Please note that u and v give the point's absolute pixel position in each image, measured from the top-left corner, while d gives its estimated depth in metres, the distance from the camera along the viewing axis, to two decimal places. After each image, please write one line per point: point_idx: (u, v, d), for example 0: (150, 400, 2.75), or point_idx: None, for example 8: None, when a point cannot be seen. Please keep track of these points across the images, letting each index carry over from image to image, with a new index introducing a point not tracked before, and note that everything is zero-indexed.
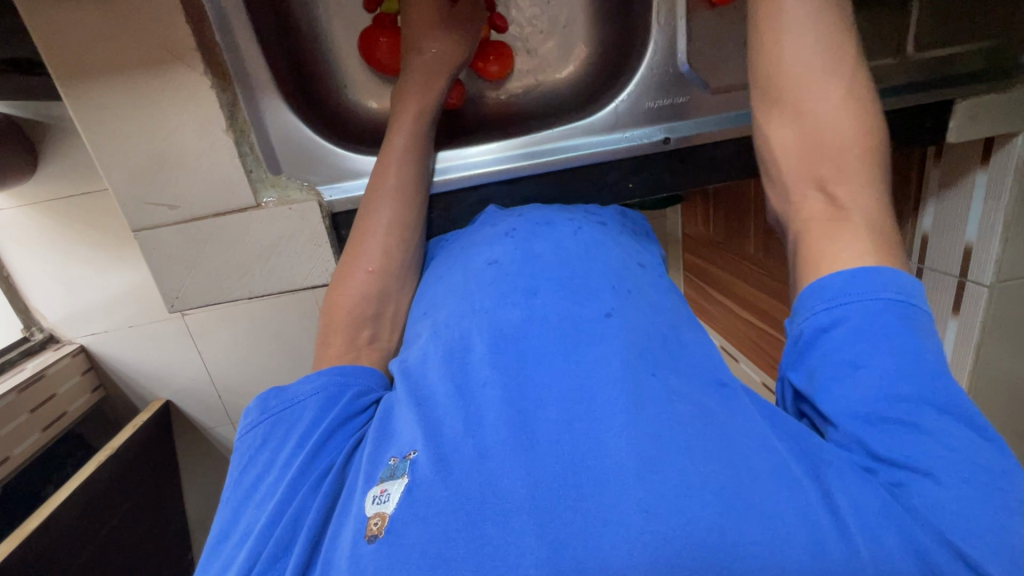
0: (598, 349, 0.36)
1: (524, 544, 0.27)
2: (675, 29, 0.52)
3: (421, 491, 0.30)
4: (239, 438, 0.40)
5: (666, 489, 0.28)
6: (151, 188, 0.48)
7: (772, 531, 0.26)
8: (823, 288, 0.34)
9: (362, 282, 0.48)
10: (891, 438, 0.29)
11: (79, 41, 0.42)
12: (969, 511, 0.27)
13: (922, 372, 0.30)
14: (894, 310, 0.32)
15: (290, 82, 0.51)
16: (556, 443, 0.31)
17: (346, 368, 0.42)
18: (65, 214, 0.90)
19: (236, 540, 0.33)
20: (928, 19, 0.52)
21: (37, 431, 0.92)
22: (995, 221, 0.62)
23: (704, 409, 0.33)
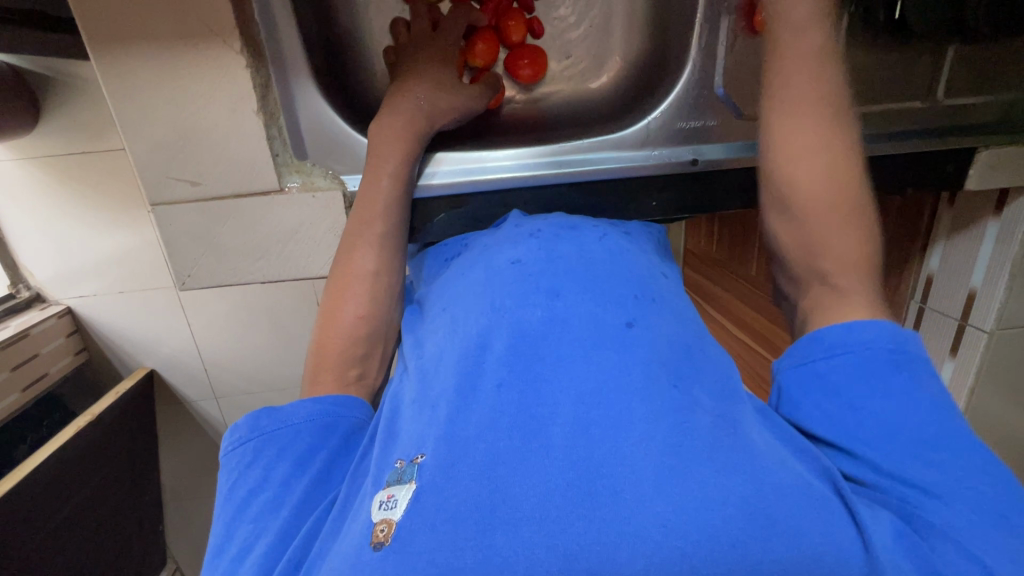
0: (619, 357, 0.36)
1: (535, 557, 0.27)
2: (714, 53, 0.52)
3: (430, 497, 0.30)
4: (223, 455, 0.38)
5: (685, 501, 0.28)
6: (174, 163, 0.47)
7: (794, 549, 0.27)
8: (824, 337, 0.38)
9: (351, 327, 0.45)
10: (902, 462, 0.32)
11: (112, 4, 0.41)
12: (978, 530, 0.29)
13: (917, 411, 0.33)
14: (890, 355, 0.35)
15: (324, 68, 0.50)
16: (573, 448, 0.30)
17: (335, 398, 0.41)
18: (66, 173, 0.88)
19: (229, 562, 0.32)
20: (962, 68, 0.52)
21: (15, 391, 0.89)
22: (1002, 271, 0.63)
23: (722, 423, 0.33)
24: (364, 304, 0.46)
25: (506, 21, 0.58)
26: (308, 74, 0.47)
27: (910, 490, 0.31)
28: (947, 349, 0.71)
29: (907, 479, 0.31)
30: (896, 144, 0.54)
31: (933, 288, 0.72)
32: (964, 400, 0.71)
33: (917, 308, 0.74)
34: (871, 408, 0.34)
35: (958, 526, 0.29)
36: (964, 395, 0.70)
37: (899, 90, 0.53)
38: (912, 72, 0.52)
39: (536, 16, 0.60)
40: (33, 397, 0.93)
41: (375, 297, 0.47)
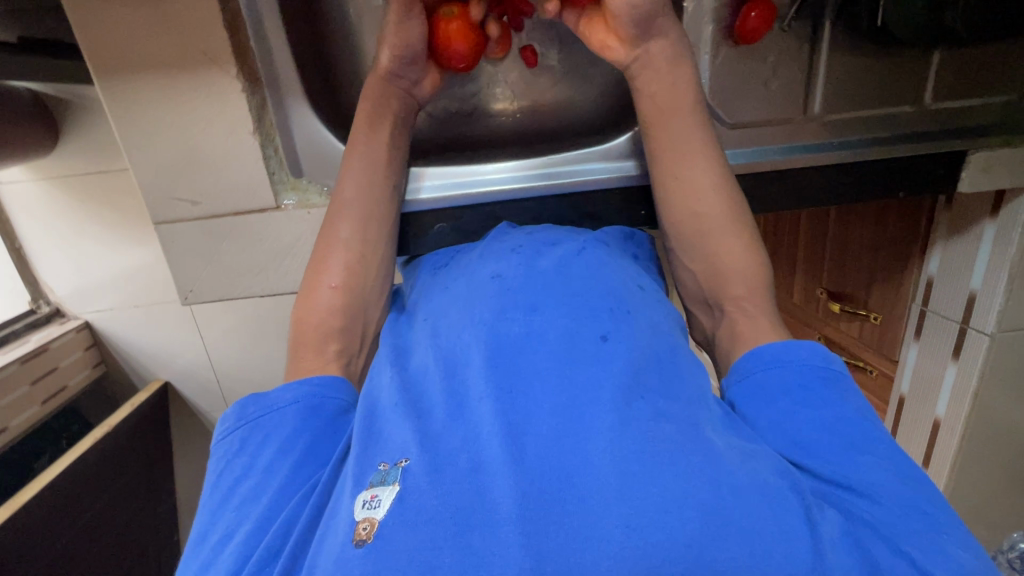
0: (592, 368, 0.37)
1: (510, 556, 0.27)
2: (698, 64, 0.53)
3: (413, 498, 0.31)
4: (213, 448, 0.40)
5: (648, 505, 0.29)
6: (177, 183, 0.49)
7: (752, 548, 0.28)
8: (761, 351, 0.41)
9: (327, 298, 0.47)
10: (835, 465, 0.34)
11: (117, 36, 0.44)
12: (903, 525, 0.32)
13: (845, 427, 0.36)
14: (820, 372, 0.39)
15: (321, 89, 0.52)
16: (545, 457, 0.32)
17: (313, 378, 0.42)
18: (82, 193, 0.92)
19: (214, 546, 0.34)
20: (950, 71, 0.52)
21: (35, 404, 0.93)
22: (1000, 273, 0.63)
23: (689, 428, 0.34)
24: (338, 275, 0.47)
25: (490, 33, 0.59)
26: (304, 98, 0.49)
27: (844, 495, 0.33)
28: (949, 353, 0.71)
29: (847, 485, 0.33)
30: (883, 149, 0.55)
31: (934, 292, 0.71)
32: (969, 404, 0.70)
33: (919, 311, 0.74)
34: (806, 416, 0.37)
35: (887, 525, 0.32)
36: (968, 399, 0.69)
37: (886, 95, 0.53)
38: (898, 77, 0.52)
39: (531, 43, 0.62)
40: (54, 409, 0.97)
41: (353, 278, 0.48)
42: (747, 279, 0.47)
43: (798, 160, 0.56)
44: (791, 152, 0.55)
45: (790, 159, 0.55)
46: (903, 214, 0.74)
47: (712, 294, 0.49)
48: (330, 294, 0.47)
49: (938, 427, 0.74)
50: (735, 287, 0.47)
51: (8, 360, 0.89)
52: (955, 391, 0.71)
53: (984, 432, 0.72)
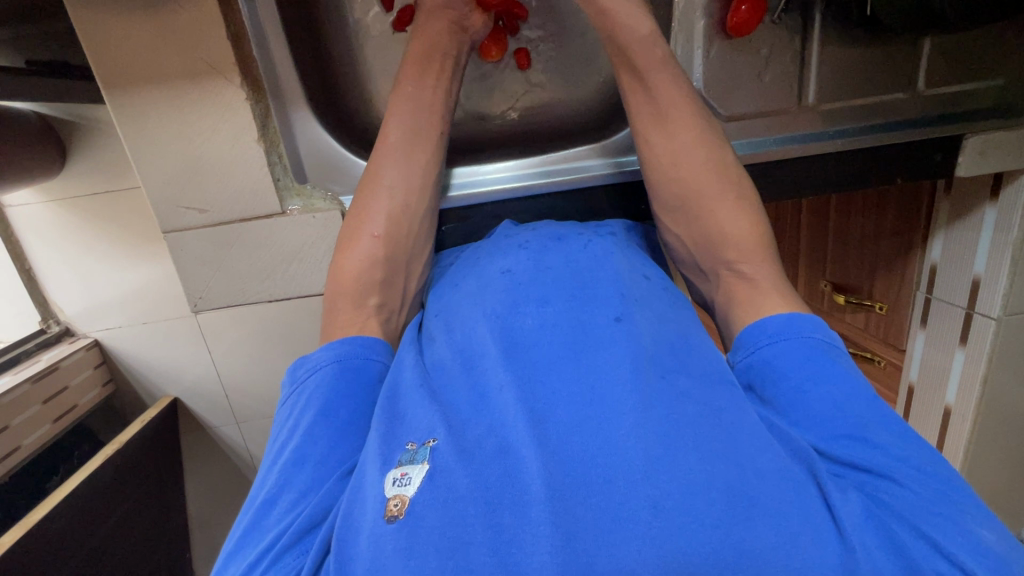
0: (610, 353, 0.38)
1: (540, 533, 0.28)
2: (691, 59, 0.54)
3: (443, 477, 0.31)
4: (279, 408, 0.43)
5: (673, 486, 0.29)
6: (184, 192, 0.50)
7: (778, 528, 0.28)
8: (766, 326, 0.42)
9: (368, 247, 0.48)
10: (850, 447, 0.34)
11: (124, 52, 0.45)
12: (928, 502, 0.31)
13: (857, 403, 0.36)
14: (823, 347, 0.39)
15: (323, 97, 0.54)
16: (569, 441, 0.32)
17: (360, 340, 0.44)
18: (89, 212, 0.93)
19: (258, 508, 0.35)
20: (941, 57, 0.53)
21: (47, 422, 0.94)
22: (1003, 256, 0.63)
23: (711, 410, 0.35)
24: (382, 225, 0.49)
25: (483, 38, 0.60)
26: (306, 103, 0.51)
27: (866, 476, 0.33)
28: (956, 339, 0.70)
29: (870, 466, 0.33)
30: (880, 135, 0.56)
31: (938, 279, 0.71)
32: (978, 390, 0.69)
33: (924, 299, 0.74)
34: (817, 392, 0.37)
35: (912, 509, 0.31)
36: (978, 385, 0.69)
37: (879, 83, 0.54)
38: (890, 65, 0.53)
39: (524, 47, 0.63)
40: (64, 427, 0.98)
41: (395, 228, 0.50)
42: (752, 255, 0.47)
43: (795, 149, 0.56)
44: (788, 141, 0.56)
45: (787, 148, 0.56)
46: (903, 203, 0.74)
47: (718, 275, 0.50)
48: (370, 242, 0.48)
49: (949, 414, 0.74)
50: (741, 266, 0.47)
51: (20, 379, 0.90)
52: (963, 378, 0.70)
53: (995, 419, 0.71)
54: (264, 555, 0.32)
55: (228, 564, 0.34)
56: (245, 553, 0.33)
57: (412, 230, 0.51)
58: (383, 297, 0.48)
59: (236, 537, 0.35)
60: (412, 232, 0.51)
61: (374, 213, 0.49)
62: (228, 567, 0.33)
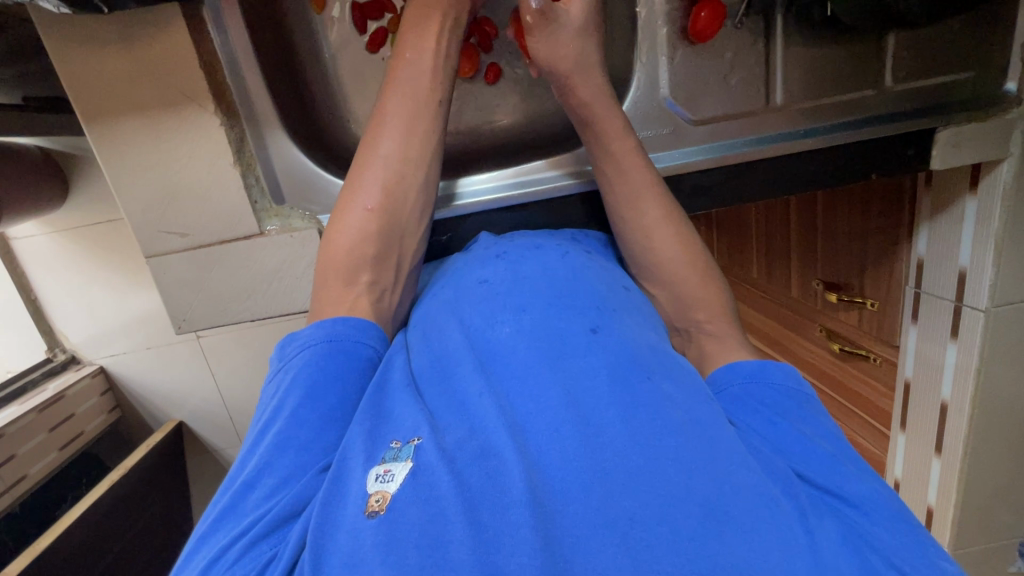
0: (589, 361, 0.38)
1: (519, 534, 0.28)
2: (657, 66, 0.55)
3: (427, 475, 0.32)
4: (264, 392, 0.43)
5: (650, 497, 0.29)
6: (165, 217, 0.51)
7: (753, 540, 0.28)
8: (742, 367, 0.43)
9: (360, 220, 0.49)
10: (826, 474, 0.34)
11: (107, 87, 0.47)
12: (902, 539, 0.32)
13: (828, 443, 0.37)
14: (796, 390, 0.41)
15: (300, 120, 0.55)
16: (549, 447, 0.33)
17: (351, 321, 0.45)
18: (89, 241, 0.95)
19: (237, 489, 0.35)
20: (906, 53, 0.53)
21: (54, 450, 0.95)
22: (987, 247, 0.62)
23: (692, 418, 0.35)
24: (376, 200, 0.50)
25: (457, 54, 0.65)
26: (280, 125, 0.51)
27: (844, 507, 0.33)
28: (947, 333, 0.70)
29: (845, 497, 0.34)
30: (849, 133, 0.56)
31: (926, 273, 0.71)
32: (973, 383, 0.68)
33: (913, 293, 0.73)
34: (790, 425, 0.38)
35: (883, 537, 0.32)
36: (973, 378, 0.68)
37: (845, 82, 0.54)
38: (855, 63, 0.54)
39: (496, 62, 0.67)
40: (70, 455, 0.99)
41: (387, 203, 0.50)
42: (718, 316, 0.49)
43: (761, 152, 0.56)
44: (755, 144, 0.56)
45: (753, 151, 0.56)
46: (886, 198, 0.74)
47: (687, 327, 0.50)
48: (364, 215, 0.49)
49: (945, 409, 0.73)
50: (708, 326, 0.49)
51: (26, 409, 0.92)
52: (959, 371, 0.70)
53: (995, 410, 0.70)
54: (240, 533, 0.32)
55: (201, 543, 0.34)
56: (221, 535, 0.33)
57: (408, 209, 0.52)
58: (375, 275, 0.49)
59: (212, 516, 0.35)
60: (407, 207, 0.52)
61: (369, 189, 0.50)
62: (200, 548, 0.34)
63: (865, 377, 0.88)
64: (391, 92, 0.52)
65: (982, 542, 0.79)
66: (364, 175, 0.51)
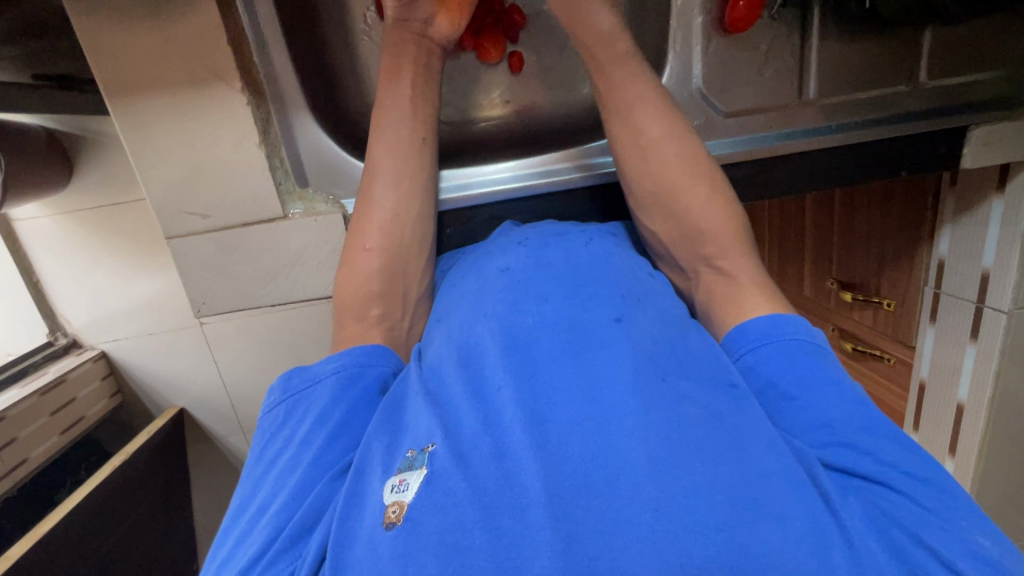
0: (609, 352, 0.37)
1: (540, 538, 0.27)
2: (690, 56, 0.54)
3: (441, 481, 0.31)
4: (262, 417, 0.42)
5: (677, 489, 0.29)
6: (186, 198, 0.50)
7: (782, 531, 0.27)
8: (748, 329, 0.42)
9: (365, 262, 0.49)
10: (848, 457, 0.33)
11: (126, 62, 0.46)
12: (941, 518, 0.31)
13: (860, 416, 0.35)
14: (812, 349, 0.39)
15: (324, 101, 0.54)
16: (570, 444, 0.32)
17: (367, 347, 0.45)
18: (95, 223, 0.94)
19: (251, 515, 0.35)
20: (942, 50, 0.53)
21: (55, 434, 0.94)
22: (1012, 248, 0.62)
23: (714, 411, 0.34)
24: (373, 239, 0.49)
25: (483, 42, 0.63)
26: (306, 107, 0.50)
27: (865, 483, 0.32)
28: (966, 334, 0.69)
29: (881, 480, 0.32)
30: (884, 129, 0.55)
31: (946, 273, 0.70)
32: (992, 385, 0.68)
33: (933, 294, 0.73)
34: (804, 400, 0.37)
35: (911, 518, 0.31)
36: (990, 381, 0.68)
37: (879, 76, 0.54)
38: (890, 57, 0.53)
39: (518, 51, 0.66)
40: (72, 439, 0.98)
41: (389, 241, 0.50)
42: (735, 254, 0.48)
43: (794, 145, 0.56)
44: (788, 137, 0.56)
45: (787, 145, 0.56)
46: (908, 197, 0.74)
47: (697, 271, 0.49)
48: (363, 255, 0.49)
49: (961, 410, 0.73)
50: (718, 261, 0.48)
51: (28, 392, 0.91)
52: (976, 373, 0.69)
53: (1010, 411, 0.70)
54: (254, 558, 0.32)
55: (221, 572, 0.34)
56: (236, 560, 0.33)
57: (410, 211, 0.51)
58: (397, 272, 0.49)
59: (229, 544, 0.35)
60: (418, 209, 0.52)
61: (368, 228, 0.49)
62: None
63: (881, 378, 0.88)
64: (380, 131, 0.51)
65: None
66: (360, 217, 0.50)
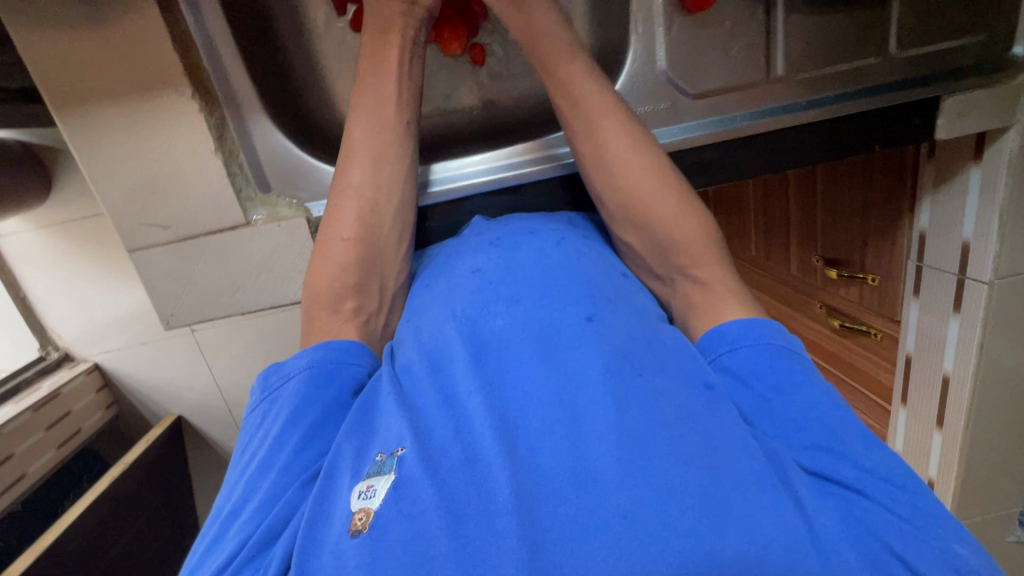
0: (581, 354, 0.37)
1: (506, 546, 0.27)
2: (653, 39, 0.53)
3: (409, 487, 0.30)
4: (246, 418, 0.43)
5: (646, 493, 0.28)
6: (146, 209, 0.49)
7: (751, 535, 0.27)
8: (725, 330, 0.41)
9: (340, 252, 0.48)
10: (824, 460, 0.33)
11: (77, 74, 0.45)
12: (907, 522, 0.31)
13: (835, 421, 0.35)
14: (788, 354, 0.39)
15: (283, 105, 0.53)
16: (539, 449, 0.31)
17: (343, 343, 0.44)
18: (75, 236, 0.93)
19: (223, 519, 0.35)
20: (911, 19, 0.52)
21: (52, 448, 0.94)
22: (991, 218, 0.62)
23: (687, 410, 0.34)
24: (351, 228, 0.48)
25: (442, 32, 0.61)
26: (262, 110, 0.49)
27: (840, 489, 0.32)
28: (949, 307, 0.69)
29: (840, 480, 0.33)
30: (857, 102, 0.54)
31: (928, 246, 0.69)
32: (976, 355, 0.68)
33: (915, 267, 0.72)
34: (779, 404, 0.36)
35: (881, 524, 0.31)
36: (975, 352, 0.68)
37: (849, 48, 0.53)
38: (859, 28, 0.52)
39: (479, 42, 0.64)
40: (69, 452, 0.98)
41: (363, 230, 0.49)
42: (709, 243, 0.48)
43: (766, 125, 0.55)
44: (758, 116, 0.55)
45: (757, 124, 0.55)
46: (888, 171, 0.73)
47: (656, 252, 0.49)
48: (343, 248, 0.48)
49: (947, 381, 0.73)
50: (694, 270, 0.47)
51: (22, 408, 0.91)
52: (961, 346, 0.69)
53: (998, 379, 0.70)
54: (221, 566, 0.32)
55: None
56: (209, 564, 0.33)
57: (387, 222, 0.50)
58: (360, 282, 0.48)
59: (201, 548, 0.35)
60: (394, 197, 0.51)
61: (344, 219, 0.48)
62: None
63: (866, 352, 0.87)
64: (356, 120, 0.50)
65: (984, 511, 0.79)
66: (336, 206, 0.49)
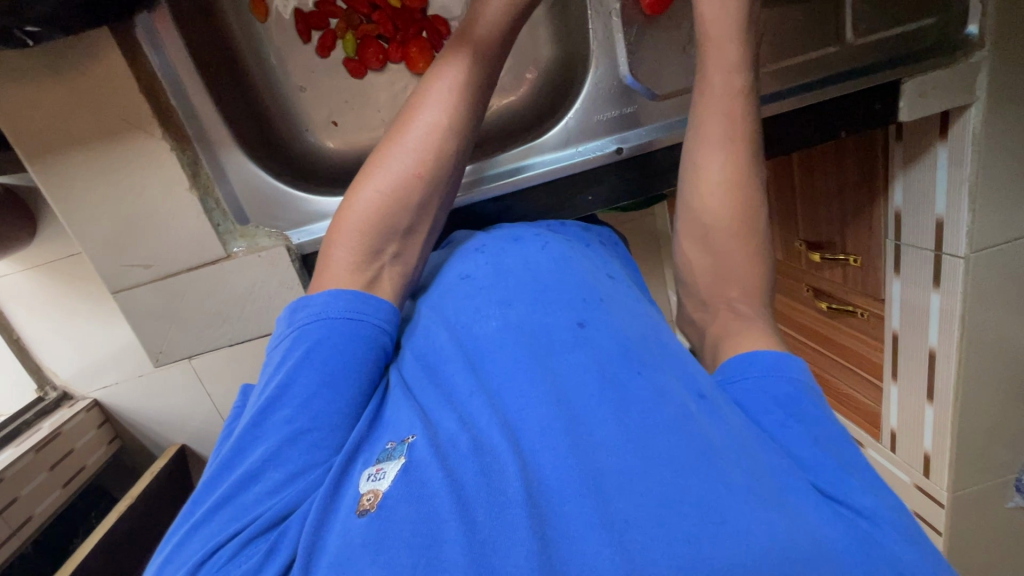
0: (582, 358, 0.38)
1: (515, 538, 0.28)
2: (613, 42, 0.55)
3: (419, 471, 0.31)
4: (268, 354, 0.42)
5: (647, 502, 0.29)
6: (126, 252, 0.50)
7: (745, 545, 0.27)
8: (756, 358, 0.42)
9: (406, 183, 0.47)
10: (837, 483, 0.34)
11: (46, 121, 0.45)
12: (908, 552, 0.31)
13: (841, 450, 0.36)
14: (809, 387, 0.40)
15: (251, 137, 0.54)
16: (546, 444, 0.32)
17: (372, 300, 0.44)
18: (63, 274, 0.93)
19: (236, 481, 0.34)
20: (863, 9, 0.54)
21: (56, 488, 0.94)
22: (962, 192, 0.63)
23: (686, 415, 0.34)
24: (428, 166, 0.47)
25: (410, 51, 0.61)
26: (235, 146, 0.51)
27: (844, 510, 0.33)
28: (929, 282, 0.70)
29: (842, 499, 0.33)
30: (824, 90, 0.55)
31: (905, 225, 0.70)
32: (959, 327, 0.70)
33: (893, 246, 0.72)
34: (797, 428, 0.37)
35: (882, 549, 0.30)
36: (958, 325, 0.69)
37: (808, 40, 0.54)
38: (816, 21, 0.54)
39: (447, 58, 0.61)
40: (74, 490, 0.98)
41: (435, 173, 0.48)
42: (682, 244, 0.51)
43: None
44: None
45: None
46: (856, 151, 0.73)
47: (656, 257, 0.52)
48: (413, 181, 0.47)
49: (934, 356, 0.74)
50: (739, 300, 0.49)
51: (24, 450, 0.90)
52: (945, 318, 0.70)
53: (983, 349, 0.71)
54: (230, 536, 0.31)
55: (191, 534, 0.33)
56: (214, 525, 0.32)
57: (452, 174, 0.50)
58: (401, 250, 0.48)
59: (207, 506, 0.34)
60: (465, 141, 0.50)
61: (423, 152, 0.47)
62: (191, 540, 0.33)
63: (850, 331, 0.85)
64: (446, 73, 0.49)
65: (981, 481, 0.80)
66: (410, 134, 0.48)
